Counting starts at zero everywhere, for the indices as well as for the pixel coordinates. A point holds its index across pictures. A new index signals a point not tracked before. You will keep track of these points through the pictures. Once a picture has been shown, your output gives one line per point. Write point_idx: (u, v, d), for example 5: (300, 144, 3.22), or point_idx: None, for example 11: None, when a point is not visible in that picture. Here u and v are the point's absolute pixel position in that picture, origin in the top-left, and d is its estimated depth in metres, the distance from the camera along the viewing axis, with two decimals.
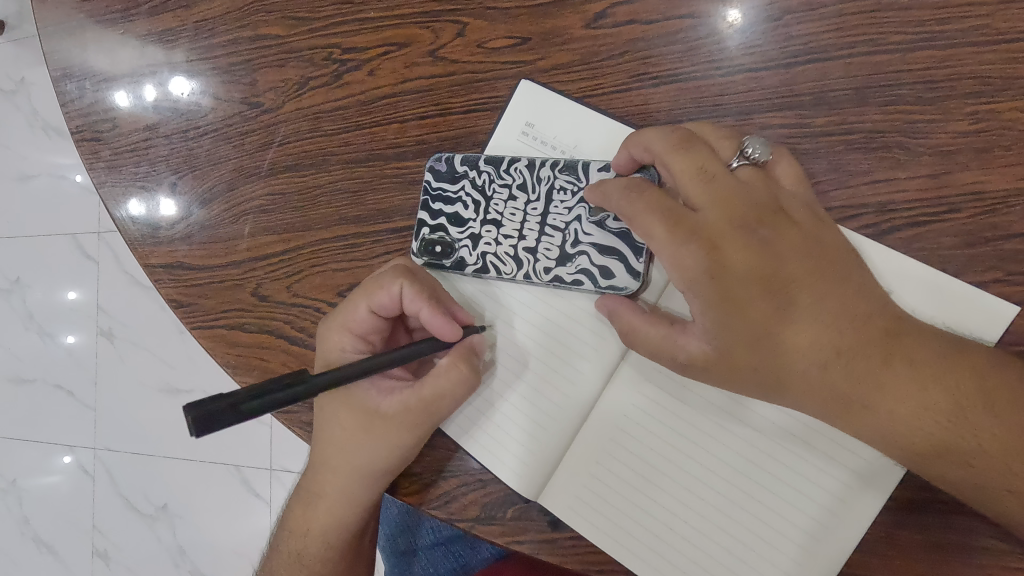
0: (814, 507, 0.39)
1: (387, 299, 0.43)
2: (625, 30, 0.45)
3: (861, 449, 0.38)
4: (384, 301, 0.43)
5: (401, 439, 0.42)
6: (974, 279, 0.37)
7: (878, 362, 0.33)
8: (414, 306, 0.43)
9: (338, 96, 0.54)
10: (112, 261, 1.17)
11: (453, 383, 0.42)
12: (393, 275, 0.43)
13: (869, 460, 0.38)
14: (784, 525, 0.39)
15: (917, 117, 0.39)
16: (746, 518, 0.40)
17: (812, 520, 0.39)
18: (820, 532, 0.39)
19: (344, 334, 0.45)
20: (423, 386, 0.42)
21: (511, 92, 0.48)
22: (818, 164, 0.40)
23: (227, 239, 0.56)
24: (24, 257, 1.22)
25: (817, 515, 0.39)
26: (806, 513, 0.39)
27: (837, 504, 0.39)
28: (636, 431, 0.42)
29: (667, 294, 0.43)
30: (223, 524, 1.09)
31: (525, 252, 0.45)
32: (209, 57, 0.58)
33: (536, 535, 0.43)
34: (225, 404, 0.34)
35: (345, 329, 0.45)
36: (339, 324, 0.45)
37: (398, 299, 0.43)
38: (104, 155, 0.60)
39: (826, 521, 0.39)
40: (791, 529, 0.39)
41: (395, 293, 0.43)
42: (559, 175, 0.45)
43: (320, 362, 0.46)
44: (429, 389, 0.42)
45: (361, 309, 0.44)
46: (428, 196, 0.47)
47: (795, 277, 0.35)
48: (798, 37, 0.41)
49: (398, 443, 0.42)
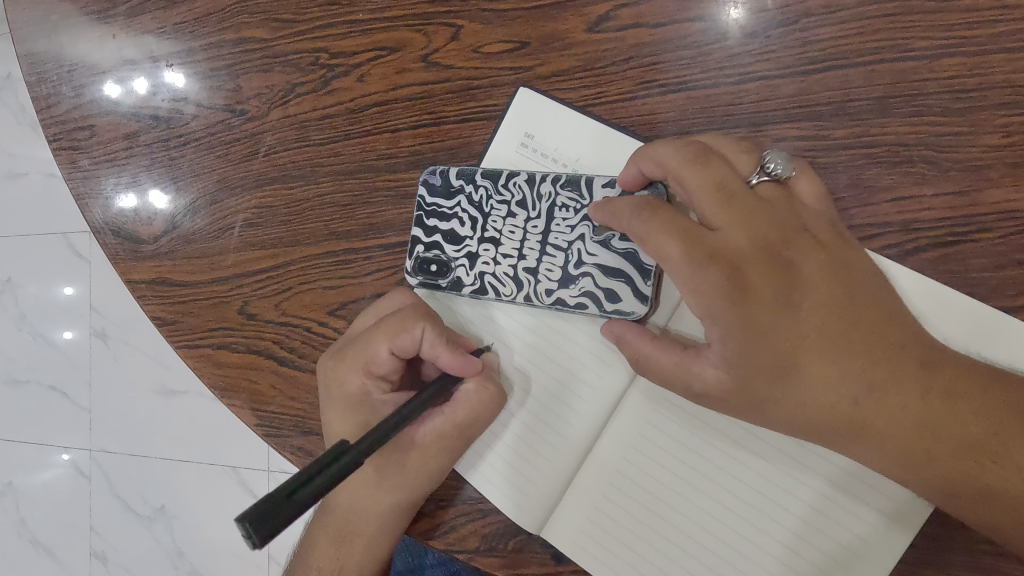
0: (827, 542, 0.37)
1: (408, 342, 0.41)
2: (631, 34, 0.42)
3: (886, 485, 0.36)
4: (404, 344, 0.41)
5: (425, 471, 0.40)
6: (1004, 303, 0.35)
7: (915, 397, 0.31)
8: (434, 350, 0.40)
9: (326, 103, 0.51)
10: (102, 262, 1.14)
11: (484, 405, 0.40)
12: (413, 317, 0.40)
13: (889, 496, 0.36)
14: (793, 559, 0.38)
15: (945, 129, 0.36)
16: (753, 552, 0.38)
17: (823, 554, 0.37)
18: (830, 568, 0.37)
19: (361, 374, 0.42)
20: (456, 412, 0.40)
21: (509, 100, 0.45)
22: (837, 180, 0.37)
23: (212, 254, 0.53)
24: (9, 261, 1.19)
25: (829, 551, 0.37)
26: (818, 547, 0.37)
27: (852, 539, 0.37)
28: (643, 461, 0.40)
29: (678, 317, 0.40)
30: (222, 522, 1.07)
31: (525, 273, 0.43)
32: (190, 61, 0.55)
33: (539, 568, 0.41)
34: (279, 498, 0.28)
35: (361, 369, 0.42)
36: (354, 365, 0.42)
37: (419, 343, 0.40)
38: (82, 164, 0.57)
39: (837, 556, 0.37)
40: (799, 563, 0.38)
41: (416, 336, 0.40)
42: (561, 191, 0.43)
43: (332, 401, 0.43)
44: (463, 416, 0.40)
45: (380, 350, 0.41)
46: (422, 212, 0.45)
47: (821, 304, 0.32)
48: (816, 42, 0.38)
49: (419, 474, 0.40)
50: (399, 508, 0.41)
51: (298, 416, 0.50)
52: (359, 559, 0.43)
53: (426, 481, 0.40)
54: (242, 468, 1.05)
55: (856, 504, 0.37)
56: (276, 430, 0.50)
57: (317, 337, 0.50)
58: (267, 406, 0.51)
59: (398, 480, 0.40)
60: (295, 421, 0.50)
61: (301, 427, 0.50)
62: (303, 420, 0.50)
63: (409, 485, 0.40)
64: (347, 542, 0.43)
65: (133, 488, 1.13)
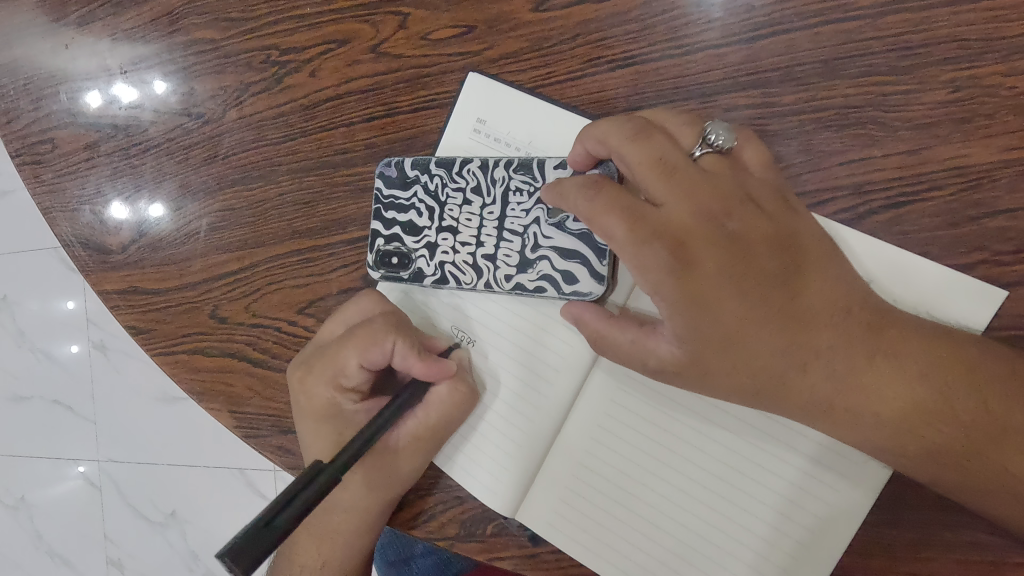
0: (804, 516, 0.37)
1: (379, 354, 0.41)
2: (577, 12, 0.42)
3: (864, 459, 0.36)
4: (375, 356, 0.41)
5: (408, 468, 0.41)
6: (958, 261, 0.35)
7: (860, 360, 0.32)
8: (408, 361, 0.40)
9: (281, 101, 0.51)
10: None
11: (459, 409, 0.41)
12: (382, 330, 0.40)
13: (862, 467, 0.36)
14: (775, 535, 0.38)
15: (892, 88, 0.36)
16: (732, 526, 0.38)
17: (804, 530, 0.37)
18: (811, 541, 0.37)
19: (330, 387, 0.42)
20: (428, 415, 0.41)
21: (460, 86, 0.44)
22: (789, 146, 0.37)
23: (180, 260, 0.53)
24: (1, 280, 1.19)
25: (807, 523, 0.37)
26: (797, 522, 0.37)
27: (829, 513, 0.37)
28: (607, 438, 0.40)
29: (636, 295, 0.40)
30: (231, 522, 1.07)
31: (484, 260, 0.42)
32: (145, 66, 0.55)
33: (517, 551, 0.41)
34: (260, 524, 0.28)
35: (331, 381, 0.42)
36: (324, 377, 0.42)
37: (392, 355, 0.40)
38: (46, 178, 0.56)
39: (816, 530, 0.37)
40: (784, 541, 0.38)
41: (387, 349, 0.40)
42: (514, 176, 0.42)
43: (302, 413, 0.43)
44: (436, 416, 0.41)
45: (351, 362, 0.42)
46: (380, 204, 0.45)
47: (766, 273, 0.33)
48: (760, 7, 0.38)
49: (402, 472, 0.41)
50: (376, 501, 0.41)
51: (276, 415, 0.50)
52: (340, 554, 0.43)
53: (404, 475, 0.41)
54: (249, 470, 1.06)
55: (833, 477, 0.37)
56: (255, 431, 0.51)
57: (288, 336, 0.50)
58: (245, 407, 0.51)
59: (380, 478, 0.41)
60: (272, 421, 0.50)
61: (279, 427, 0.50)
62: (281, 418, 0.50)
63: (382, 477, 0.41)
64: (327, 537, 0.43)
65: (141, 495, 1.14)
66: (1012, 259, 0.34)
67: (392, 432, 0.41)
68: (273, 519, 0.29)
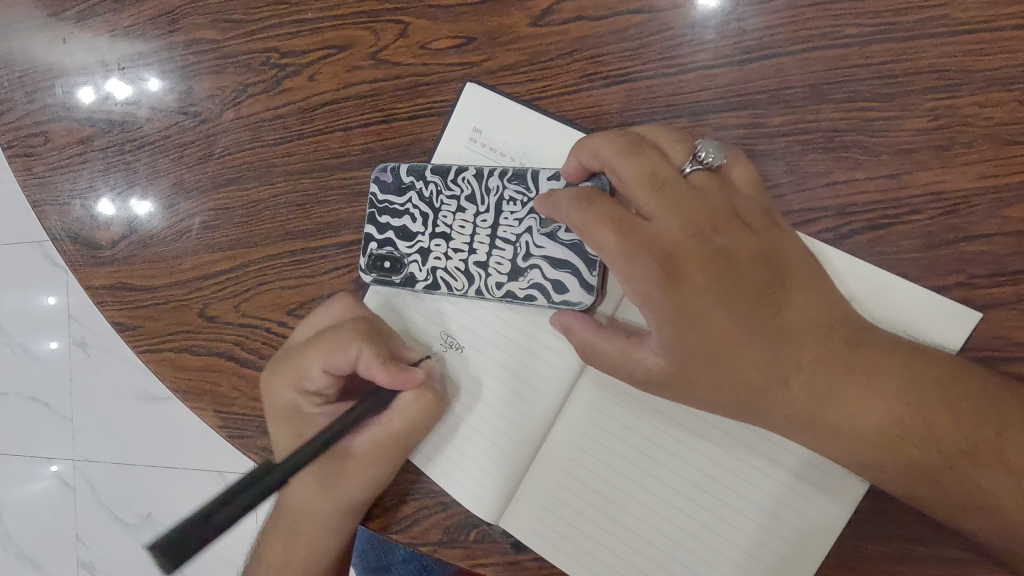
0: (783, 528, 0.38)
1: (343, 360, 0.41)
2: (574, 28, 0.43)
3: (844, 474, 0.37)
4: (339, 362, 0.41)
5: (371, 473, 0.41)
6: (936, 283, 0.36)
7: (840, 375, 0.32)
8: (375, 369, 0.40)
9: (279, 103, 0.51)
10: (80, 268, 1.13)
11: (423, 416, 0.41)
12: (348, 336, 0.41)
13: (843, 483, 0.37)
14: (755, 547, 0.38)
15: (876, 114, 0.37)
16: (714, 537, 0.39)
17: (783, 542, 0.38)
18: (790, 553, 0.38)
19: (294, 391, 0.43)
20: (392, 422, 0.40)
21: (457, 96, 0.45)
22: (776, 166, 0.38)
23: (171, 257, 0.53)
24: None
25: (786, 535, 0.38)
26: (776, 533, 0.38)
27: (807, 526, 0.37)
28: (592, 446, 0.41)
29: (624, 306, 0.41)
30: (207, 525, 1.06)
31: (475, 267, 0.43)
32: (143, 63, 0.55)
33: (499, 558, 0.42)
34: (196, 519, 0.30)
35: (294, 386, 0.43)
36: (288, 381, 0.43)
37: (355, 362, 0.41)
38: (38, 171, 0.56)
39: (795, 542, 0.38)
40: (764, 553, 0.38)
41: (352, 355, 0.40)
42: (508, 185, 0.43)
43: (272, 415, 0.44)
44: (400, 424, 0.41)
45: (314, 366, 0.42)
46: (374, 209, 0.45)
47: (752, 288, 0.33)
48: (752, 31, 0.39)
49: (368, 477, 0.41)
50: (351, 503, 0.41)
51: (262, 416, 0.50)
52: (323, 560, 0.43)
53: (367, 481, 0.41)
54: (228, 473, 1.05)
55: (812, 490, 0.37)
56: (241, 432, 0.50)
57: (277, 337, 0.50)
58: (231, 407, 0.51)
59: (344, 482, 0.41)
60: (258, 421, 0.50)
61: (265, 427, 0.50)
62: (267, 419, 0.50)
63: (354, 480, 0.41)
64: (301, 535, 0.43)
65: (115, 496, 1.12)
66: (987, 282, 0.35)
67: (356, 437, 0.41)
68: (213, 515, 0.30)
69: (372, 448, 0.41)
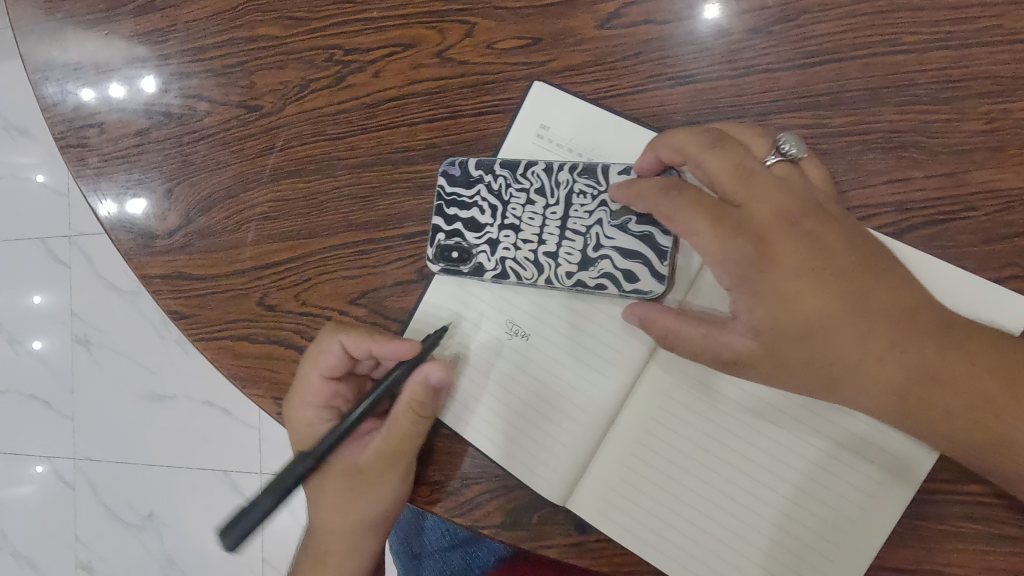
0: (846, 505, 0.40)
1: (329, 360, 0.46)
2: (640, 31, 0.45)
3: (900, 449, 0.39)
4: (327, 363, 0.46)
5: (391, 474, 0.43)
6: (991, 275, 0.38)
7: (922, 352, 0.35)
8: (365, 350, 0.45)
9: (342, 98, 0.52)
10: (84, 264, 1.14)
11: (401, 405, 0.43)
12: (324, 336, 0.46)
13: (901, 458, 0.39)
14: (818, 524, 0.40)
15: (934, 117, 0.39)
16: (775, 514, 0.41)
17: (845, 519, 0.40)
18: (853, 529, 0.40)
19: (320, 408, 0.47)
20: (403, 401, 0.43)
21: (524, 94, 0.47)
22: (838, 164, 0.40)
23: (231, 247, 0.54)
24: None
25: (849, 512, 0.40)
26: (838, 511, 0.40)
27: (870, 503, 0.39)
28: (659, 430, 0.42)
29: (693, 294, 0.42)
30: (208, 528, 1.08)
31: (545, 257, 0.45)
32: (202, 59, 0.56)
33: (563, 539, 0.43)
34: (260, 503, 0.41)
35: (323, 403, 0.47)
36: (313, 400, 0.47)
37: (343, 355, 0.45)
38: (91, 162, 0.57)
39: (858, 519, 0.39)
40: (827, 530, 0.40)
41: (335, 351, 0.45)
42: (578, 179, 0.45)
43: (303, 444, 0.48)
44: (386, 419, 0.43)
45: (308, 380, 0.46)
46: (442, 201, 0.47)
47: (839, 270, 0.35)
48: (815, 37, 0.41)
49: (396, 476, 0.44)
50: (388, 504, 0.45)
51: None
52: None
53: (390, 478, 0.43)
54: (230, 473, 1.06)
55: (873, 468, 0.40)
56: None
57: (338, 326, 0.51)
58: None
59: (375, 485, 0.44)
60: None
61: None
62: None
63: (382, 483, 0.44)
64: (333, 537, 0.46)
65: (114, 495, 1.12)
66: None
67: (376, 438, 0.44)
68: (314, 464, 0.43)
69: (378, 458, 0.44)
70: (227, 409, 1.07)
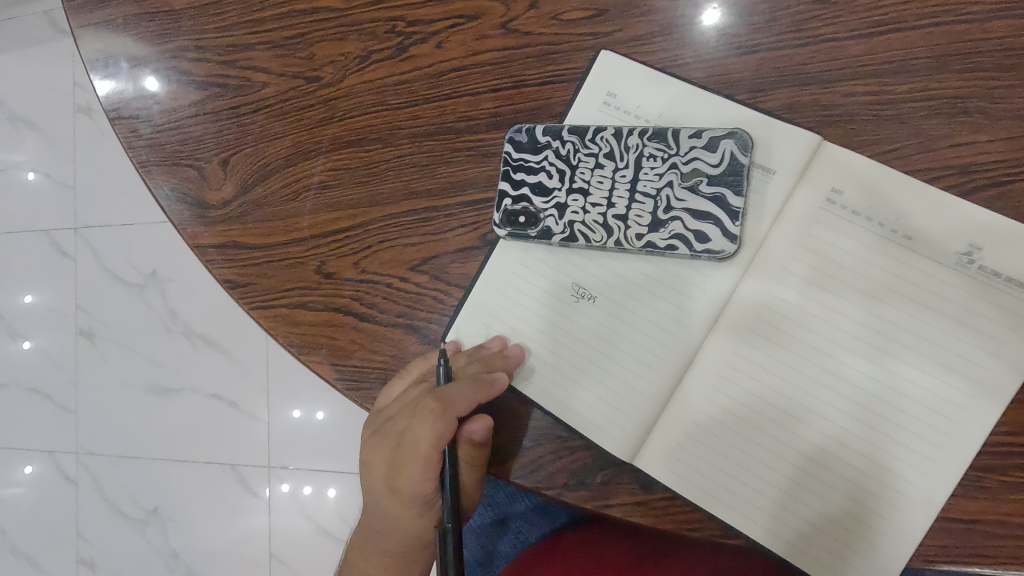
0: (917, 456, 0.40)
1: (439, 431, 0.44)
2: (705, 4, 0.47)
3: (970, 399, 0.39)
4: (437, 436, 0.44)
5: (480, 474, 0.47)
6: None
7: None
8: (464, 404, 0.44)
9: (404, 68, 0.53)
10: (90, 256, 1.21)
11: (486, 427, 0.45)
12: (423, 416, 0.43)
13: (970, 408, 0.39)
14: (887, 475, 0.40)
15: (1000, 83, 0.42)
16: (850, 469, 0.41)
17: (916, 470, 0.40)
18: (924, 480, 0.39)
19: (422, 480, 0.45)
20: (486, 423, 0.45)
21: (590, 64, 0.48)
22: (902, 129, 0.42)
23: (289, 216, 0.54)
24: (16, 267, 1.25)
25: (920, 463, 0.40)
26: (909, 462, 0.40)
27: (940, 453, 0.39)
28: (728, 384, 0.43)
29: (763, 254, 0.43)
30: (218, 523, 1.13)
31: (614, 220, 0.46)
32: (261, 31, 0.57)
33: (629, 497, 0.44)
34: None
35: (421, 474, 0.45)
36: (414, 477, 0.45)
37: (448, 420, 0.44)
38: (145, 133, 0.58)
39: (928, 469, 0.39)
40: (897, 482, 0.40)
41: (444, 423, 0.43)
42: (648, 143, 0.46)
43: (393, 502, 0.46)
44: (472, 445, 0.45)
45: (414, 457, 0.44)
46: (509, 167, 0.48)
47: None
48: (880, 8, 0.44)
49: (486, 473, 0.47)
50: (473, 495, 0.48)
51: (382, 369, 0.50)
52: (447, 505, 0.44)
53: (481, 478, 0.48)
54: (241, 466, 1.12)
55: (944, 419, 0.40)
56: (360, 384, 0.51)
57: (399, 293, 0.51)
58: (350, 359, 0.51)
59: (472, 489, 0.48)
60: (379, 374, 0.50)
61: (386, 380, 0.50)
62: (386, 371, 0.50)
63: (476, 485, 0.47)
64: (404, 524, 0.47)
65: (121, 490, 1.17)
66: None
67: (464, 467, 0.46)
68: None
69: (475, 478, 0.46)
70: (235, 402, 1.13)
